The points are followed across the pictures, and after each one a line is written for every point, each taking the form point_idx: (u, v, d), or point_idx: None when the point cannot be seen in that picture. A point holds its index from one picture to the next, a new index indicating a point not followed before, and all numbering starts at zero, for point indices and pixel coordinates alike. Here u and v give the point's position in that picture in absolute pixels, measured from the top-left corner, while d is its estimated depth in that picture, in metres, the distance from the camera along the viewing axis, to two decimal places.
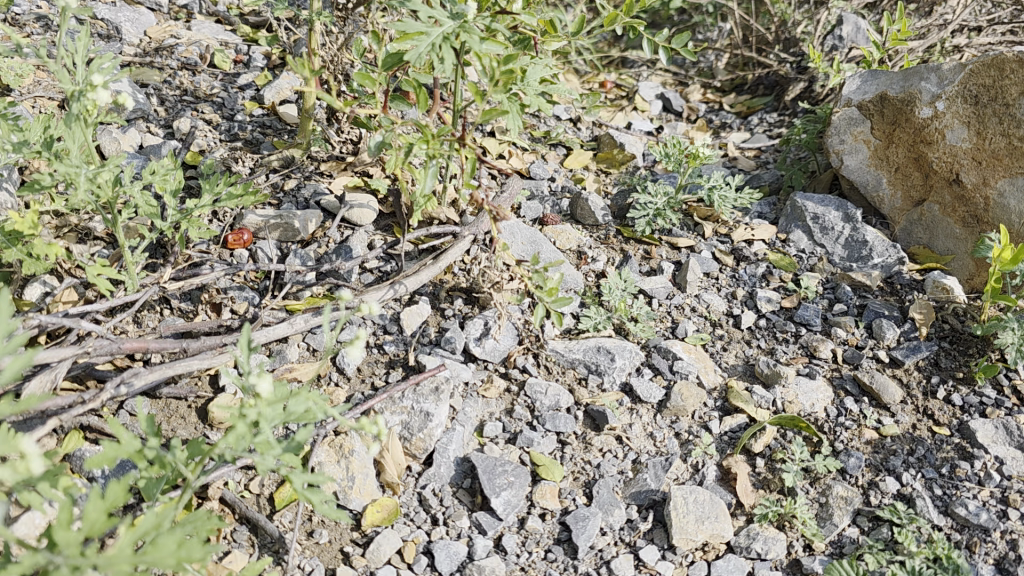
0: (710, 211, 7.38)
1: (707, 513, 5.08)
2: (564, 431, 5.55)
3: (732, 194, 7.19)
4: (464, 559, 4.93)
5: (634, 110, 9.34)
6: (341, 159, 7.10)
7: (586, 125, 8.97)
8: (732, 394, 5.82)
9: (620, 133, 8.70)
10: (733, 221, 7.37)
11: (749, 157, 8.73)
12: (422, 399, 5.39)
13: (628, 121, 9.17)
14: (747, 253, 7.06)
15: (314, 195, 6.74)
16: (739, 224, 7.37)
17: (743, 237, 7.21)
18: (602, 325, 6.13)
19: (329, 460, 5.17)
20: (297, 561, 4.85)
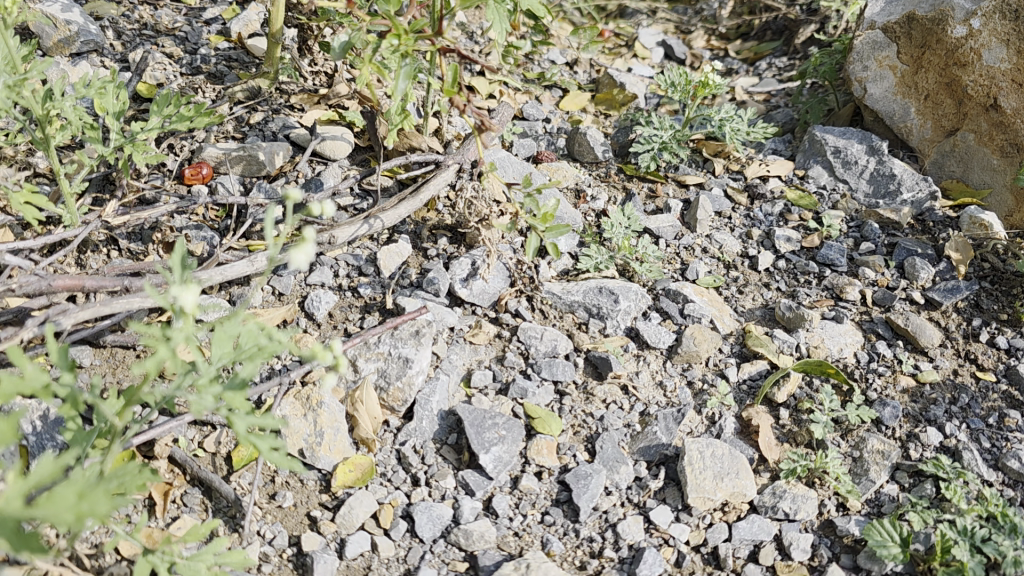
0: (722, 146, 6.62)
1: (728, 469, 4.43)
2: (563, 380, 4.89)
3: (745, 126, 6.52)
4: (448, 523, 4.29)
5: (634, 58, 8.49)
6: (315, 92, 6.36)
7: (583, 67, 8.14)
8: (750, 339, 5.18)
9: (620, 73, 7.83)
10: (746, 158, 6.67)
11: (759, 102, 7.93)
12: (401, 345, 4.74)
13: (628, 66, 8.33)
14: (762, 190, 6.39)
15: (282, 128, 6.03)
16: (753, 159, 6.68)
17: (757, 173, 6.53)
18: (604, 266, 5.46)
19: (294, 413, 4.55)
20: (256, 527, 4.22)
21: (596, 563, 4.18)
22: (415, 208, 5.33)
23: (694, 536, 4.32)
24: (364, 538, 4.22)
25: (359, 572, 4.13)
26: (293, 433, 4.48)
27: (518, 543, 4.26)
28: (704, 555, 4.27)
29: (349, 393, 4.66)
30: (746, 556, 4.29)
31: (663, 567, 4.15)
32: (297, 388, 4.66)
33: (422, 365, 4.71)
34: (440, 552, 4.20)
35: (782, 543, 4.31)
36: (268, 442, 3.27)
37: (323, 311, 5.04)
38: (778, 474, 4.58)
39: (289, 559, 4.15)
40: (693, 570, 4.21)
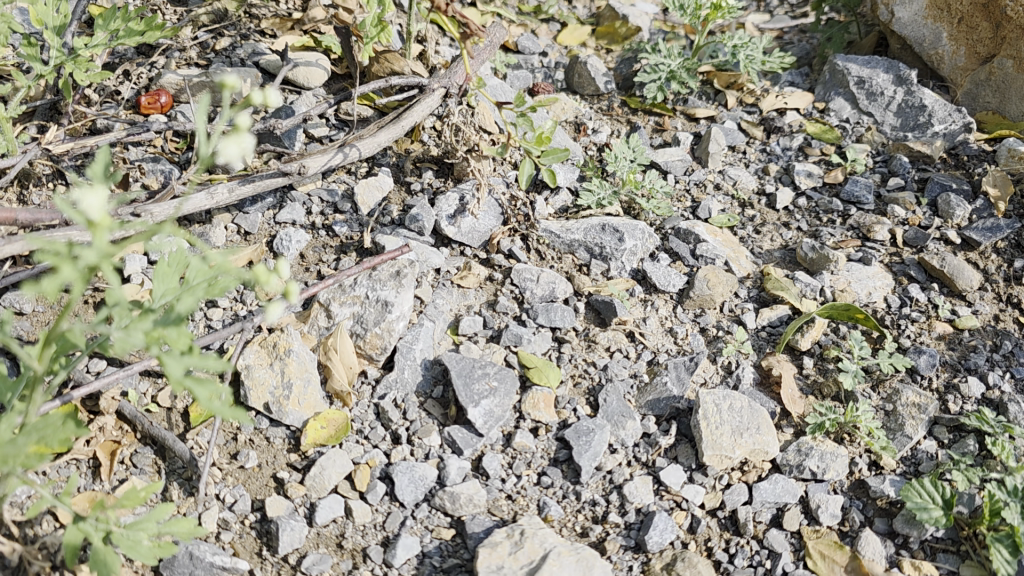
0: (735, 76, 6.00)
1: (747, 424, 3.90)
2: (562, 327, 4.37)
3: (760, 54, 5.94)
4: (433, 484, 3.79)
5: None
6: (288, 17, 5.72)
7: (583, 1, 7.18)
8: (768, 283, 4.60)
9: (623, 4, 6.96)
10: (761, 90, 6.07)
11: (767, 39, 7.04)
12: (380, 286, 4.23)
13: None
14: (779, 123, 5.82)
15: (251, 54, 5.41)
16: (769, 91, 6.07)
17: (774, 106, 5.94)
18: (609, 201, 4.94)
19: (259, 363, 4.04)
20: (215, 490, 3.74)
21: (599, 531, 3.68)
22: (395, 137, 4.78)
23: (710, 498, 3.80)
24: (337, 503, 3.72)
25: (331, 540, 3.64)
26: (257, 385, 3.97)
27: (511, 507, 3.76)
28: (721, 519, 3.75)
29: (321, 341, 4.17)
30: (769, 520, 3.78)
31: (675, 534, 3.64)
32: (263, 336, 4.15)
33: (403, 309, 4.19)
34: (424, 518, 3.71)
35: (808, 506, 3.79)
36: (210, 390, 2.73)
37: (294, 252, 4.52)
38: (803, 429, 4.07)
39: (253, 526, 3.67)
40: (709, 538, 3.69)
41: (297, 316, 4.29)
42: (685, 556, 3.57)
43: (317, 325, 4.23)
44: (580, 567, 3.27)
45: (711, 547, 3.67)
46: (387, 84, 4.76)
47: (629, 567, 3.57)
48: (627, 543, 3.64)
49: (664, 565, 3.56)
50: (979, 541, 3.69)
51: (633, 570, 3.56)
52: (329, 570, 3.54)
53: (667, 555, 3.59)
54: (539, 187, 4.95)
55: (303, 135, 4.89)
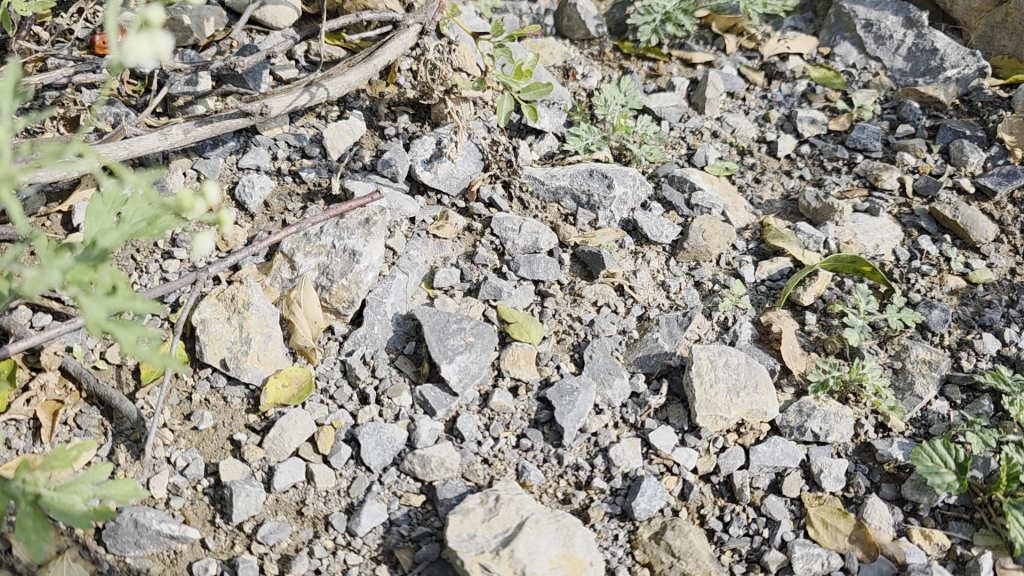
0: (734, 20, 5.61)
1: (745, 382, 3.59)
2: (545, 280, 4.05)
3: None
4: (402, 447, 3.47)
5: None
6: None
7: None
8: (768, 235, 4.27)
9: None
10: (763, 34, 5.68)
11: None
12: (348, 236, 3.91)
13: None
14: (782, 69, 5.46)
15: None
16: (770, 34, 5.68)
17: (776, 50, 5.55)
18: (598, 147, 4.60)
19: (216, 318, 3.73)
20: (165, 453, 3.44)
21: (583, 497, 3.35)
22: (366, 77, 4.43)
23: (703, 462, 3.48)
24: (297, 467, 3.41)
25: (291, 507, 3.34)
26: (214, 341, 3.68)
27: (487, 471, 3.44)
28: (716, 485, 3.45)
29: (284, 295, 3.86)
30: (767, 486, 3.48)
31: (664, 501, 3.32)
32: (221, 289, 3.84)
33: (372, 260, 3.87)
34: (392, 484, 3.40)
35: (810, 471, 3.50)
36: (136, 335, 2.40)
37: (257, 202, 4.18)
38: (805, 388, 3.76)
39: (206, 492, 3.37)
40: (702, 504, 3.40)
41: (260, 268, 4.00)
42: (676, 523, 3.26)
43: (280, 277, 3.92)
44: (559, 536, 2.98)
45: (705, 514, 3.37)
46: (357, 19, 4.36)
47: (615, 536, 3.26)
48: (612, 510, 3.31)
49: (653, 534, 3.24)
50: (994, 508, 3.39)
51: (619, 539, 3.26)
52: (288, 540, 3.25)
53: (656, 524, 3.27)
54: (523, 132, 4.62)
55: (269, 75, 4.54)
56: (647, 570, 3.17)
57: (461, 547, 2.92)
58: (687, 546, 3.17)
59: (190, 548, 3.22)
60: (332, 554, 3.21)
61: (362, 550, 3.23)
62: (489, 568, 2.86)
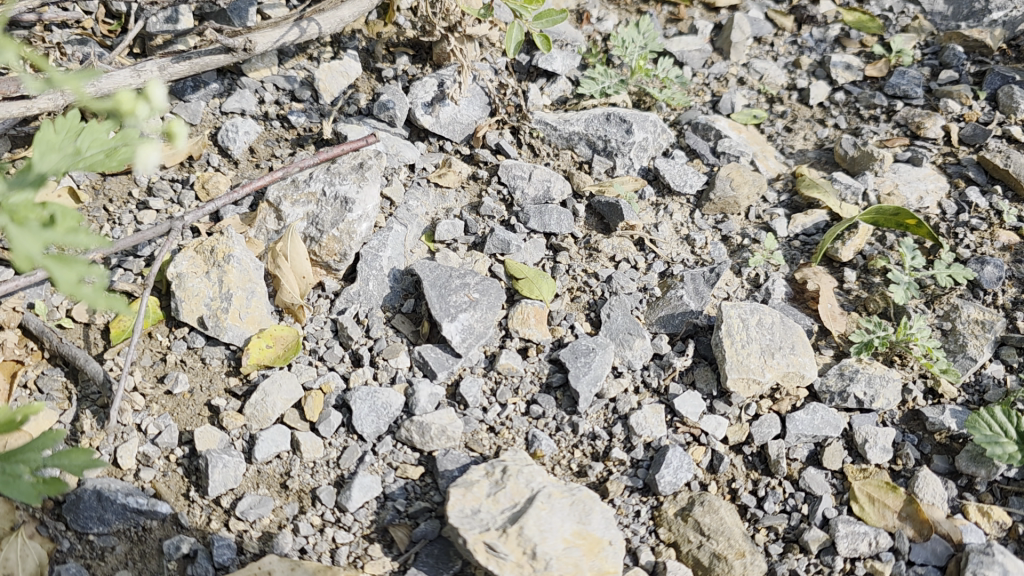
0: None
1: (780, 343, 3.19)
2: (558, 234, 3.67)
3: None
4: (399, 413, 3.11)
5: None
6: None
7: None
8: (802, 185, 3.86)
9: None
10: None
11: None
12: (340, 182, 3.56)
13: None
14: (813, 12, 4.99)
15: None
16: None
17: None
18: (615, 89, 4.23)
19: (193, 272, 3.37)
20: (134, 420, 3.08)
21: (600, 468, 2.99)
22: (359, 14, 4.06)
23: (734, 432, 3.10)
24: (281, 434, 3.05)
25: (273, 479, 2.98)
26: (191, 296, 3.33)
27: (493, 441, 3.07)
28: (748, 457, 3.07)
29: (269, 248, 3.50)
30: (805, 458, 3.09)
31: (692, 473, 2.97)
32: (200, 241, 3.49)
33: (366, 208, 3.52)
34: (387, 454, 3.03)
35: (853, 442, 3.11)
36: (78, 271, 2.04)
37: (241, 148, 3.87)
38: (847, 349, 3.38)
39: (180, 463, 3.02)
40: (733, 478, 3.03)
41: (244, 219, 3.64)
42: (705, 497, 2.89)
43: (265, 228, 3.57)
44: (574, 511, 2.59)
45: (737, 489, 3.00)
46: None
47: (636, 513, 2.90)
48: (633, 483, 2.95)
49: (679, 511, 2.88)
50: None
51: (641, 516, 2.90)
52: (270, 515, 2.90)
53: (683, 500, 2.90)
54: (533, 75, 4.23)
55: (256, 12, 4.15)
56: (673, 550, 2.81)
57: (463, 524, 2.54)
58: (718, 524, 2.81)
59: (160, 525, 2.86)
60: (319, 533, 2.86)
61: (352, 527, 2.87)
62: (494, 547, 2.48)
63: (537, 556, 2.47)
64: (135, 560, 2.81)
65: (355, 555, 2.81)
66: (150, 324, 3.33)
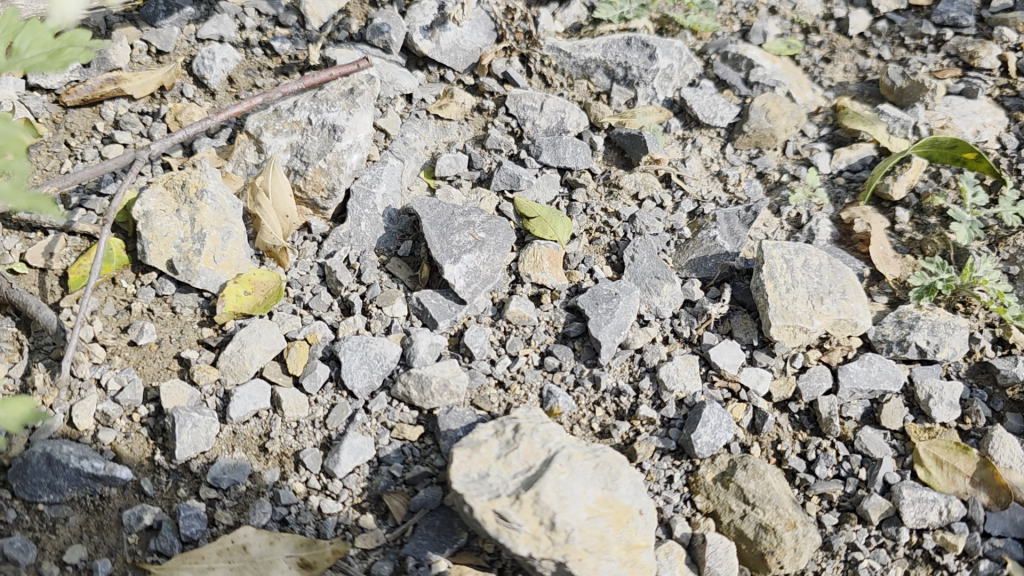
0: None
1: (829, 287, 2.69)
2: (574, 169, 3.25)
3: None
4: (394, 366, 2.71)
5: None
6: None
7: None
8: (844, 117, 3.33)
9: None
10: None
11: None
12: (328, 107, 3.14)
13: None
14: None
15: None
16: None
17: None
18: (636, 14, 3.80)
19: (161, 210, 2.95)
20: (93, 374, 2.67)
21: (626, 429, 2.53)
22: None
23: (777, 386, 2.61)
24: (261, 391, 2.66)
25: (251, 441, 2.59)
26: (160, 238, 2.91)
27: (502, 399, 2.66)
28: (795, 416, 2.58)
29: (248, 184, 3.11)
30: (861, 416, 2.59)
31: (731, 433, 2.48)
32: (170, 176, 3.07)
33: (357, 137, 3.12)
34: (381, 413, 2.63)
35: (915, 399, 2.59)
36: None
37: (219, 79, 3.49)
38: (903, 296, 2.87)
39: (144, 423, 2.61)
40: (778, 440, 2.53)
41: (221, 153, 3.27)
42: (748, 461, 2.43)
43: (245, 163, 3.17)
44: (599, 476, 2.18)
45: (783, 451, 2.50)
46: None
47: (668, 479, 2.44)
48: (665, 446, 2.48)
49: (718, 476, 2.42)
50: None
51: (673, 483, 2.44)
52: (247, 483, 2.51)
53: (722, 464, 2.44)
54: None
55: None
56: (712, 522, 2.37)
57: (469, 491, 2.16)
58: (764, 490, 2.35)
59: (120, 493, 2.47)
60: (303, 501, 2.47)
61: (342, 496, 2.47)
62: (505, 517, 2.08)
63: (557, 527, 2.07)
64: (92, 533, 2.40)
65: (343, 527, 2.42)
66: (114, 270, 2.92)
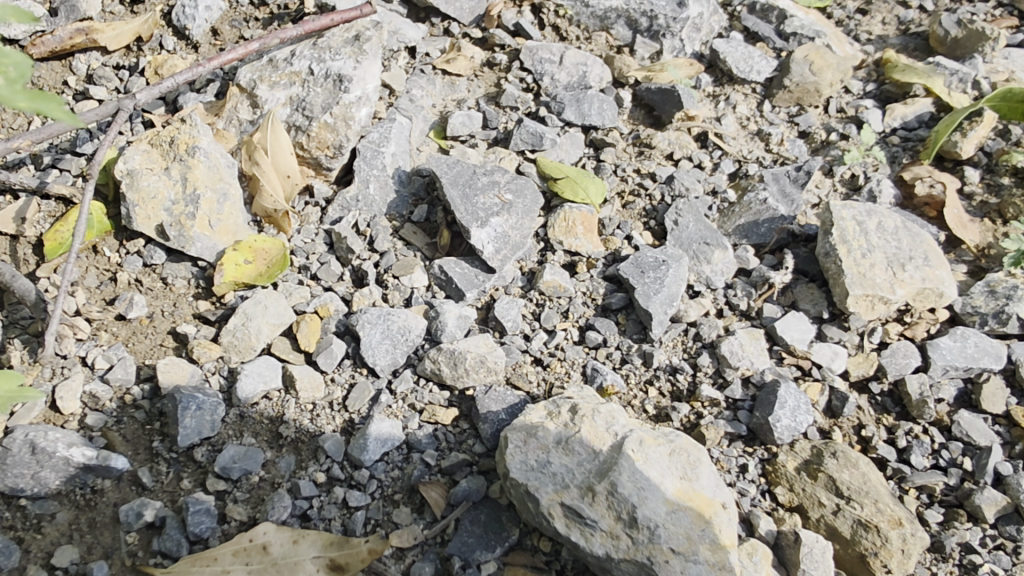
0: None
1: (910, 252, 2.51)
2: (599, 128, 3.01)
3: None
4: (420, 342, 2.44)
5: None
6: None
7: None
8: (893, 71, 3.24)
9: None
10: None
11: None
12: (333, 56, 2.84)
13: None
14: None
15: None
16: None
17: None
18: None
19: (148, 169, 2.68)
20: (78, 352, 2.40)
21: (686, 412, 2.31)
22: None
23: (857, 364, 2.39)
24: (270, 368, 2.36)
25: (261, 426, 2.29)
26: (148, 200, 2.64)
27: (542, 377, 2.40)
28: (877, 398, 2.36)
29: (244, 142, 2.81)
30: (954, 400, 2.37)
31: (811, 417, 2.26)
32: (156, 132, 2.77)
33: (366, 89, 2.80)
34: (408, 394, 2.35)
35: (1017, 379, 2.35)
36: None
37: (202, 29, 3.20)
38: (987, 263, 2.69)
39: (138, 406, 2.32)
40: (861, 424, 2.30)
41: (211, 109, 2.94)
42: (836, 448, 2.19)
43: (237, 119, 2.88)
44: (676, 464, 2.00)
45: (869, 438, 2.27)
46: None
47: (741, 469, 2.20)
48: (735, 431, 2.25)
49: (803, 466, 2.18)
50: None
51: (748, 473, 2.20)
52: (260, 473, 2.20)
53: (805, 452, 2.20)
54: None
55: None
56: (799, 518, 2.11)
57: (530, 481, 1.95)
58: (861, 482, 2.11)
59: (115, 486, 2.16)
60: (325, 494, 2.17)
61: (370, 487, 2.17)
62: (578, 512, 1.89)
63: (637, 523, 1.87)
64: (83, 532, 2.08)
65: (374, 522, 2.12)
66: (96, 237, 2.68)
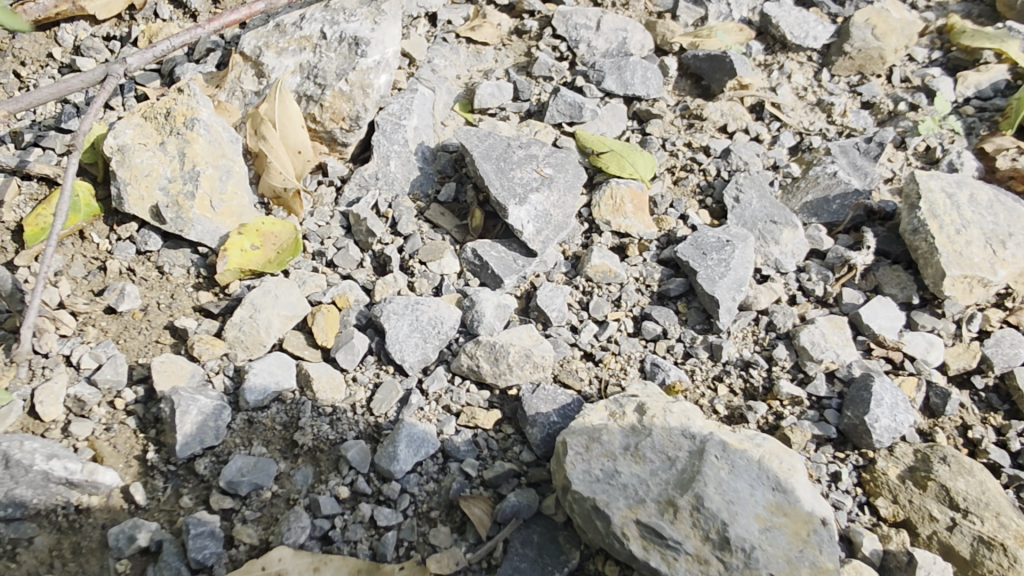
0: None
1: (1009, 229, 2.21)
2: (643, 99, 2.69)
3: None
4: (454, 335, 2.13)
5: None
6: None
7: None
8: (961, 36, 2.92)
9: None
10: None
11: None
12: (347, 18, 2.53)
13: None
14: None
15: None
16: None
17: None
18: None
19: (140, 143, 2.36)
20: (61, 350, 2.09)
21: (764, 412, 2.00)
22: None
23: (956, 356, 2.09)
24: (283, 366, 2.06)
25: (273, 433, 1.98)
26: (141, 178, 2.33)
27: (595, 374, 2.08)
28: (981, 395, 2.05)
29: (249, 114, 2.51)
30: None
31: (912, 417, 1.94)
32: (150, 104, 2.47)
33: (385, 53, 2.49)
34: (442, 395, 2.03)
35: None
36: None
37: None
38: None
39: (130, 412, 2.01)
40: (966, 425, 2.00)
41: (210, 80, 2.63)
42: (945, 453, 1.88)
43: (241, 90, 2.58)
44: (766, 473, 1.69)
45: (978, 441, 1.96)
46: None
47: (834, 477, 1.89)
48: (823, 433, 1.94)
49: (907, 474, 1.86)
50: None
51: (843, 482, 1.88)
52: (273, 487, 1.89)
53: (908, 457, 1.89)
54: None
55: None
56: (906, 535, 1.80)
57: (598, 494, 1.64)
58: (979, 492, 1.79)
59: (103, 505, 1.85)
60: (349, 512, 1.85)
61: (402, 503, 1.85)
62: (658, 531, 1.57)
63: (730, 544, 1.55)
64: (65, 559, 1.77)
65: (408, 545, 1.80)
66: (82, 221, 2.35)
